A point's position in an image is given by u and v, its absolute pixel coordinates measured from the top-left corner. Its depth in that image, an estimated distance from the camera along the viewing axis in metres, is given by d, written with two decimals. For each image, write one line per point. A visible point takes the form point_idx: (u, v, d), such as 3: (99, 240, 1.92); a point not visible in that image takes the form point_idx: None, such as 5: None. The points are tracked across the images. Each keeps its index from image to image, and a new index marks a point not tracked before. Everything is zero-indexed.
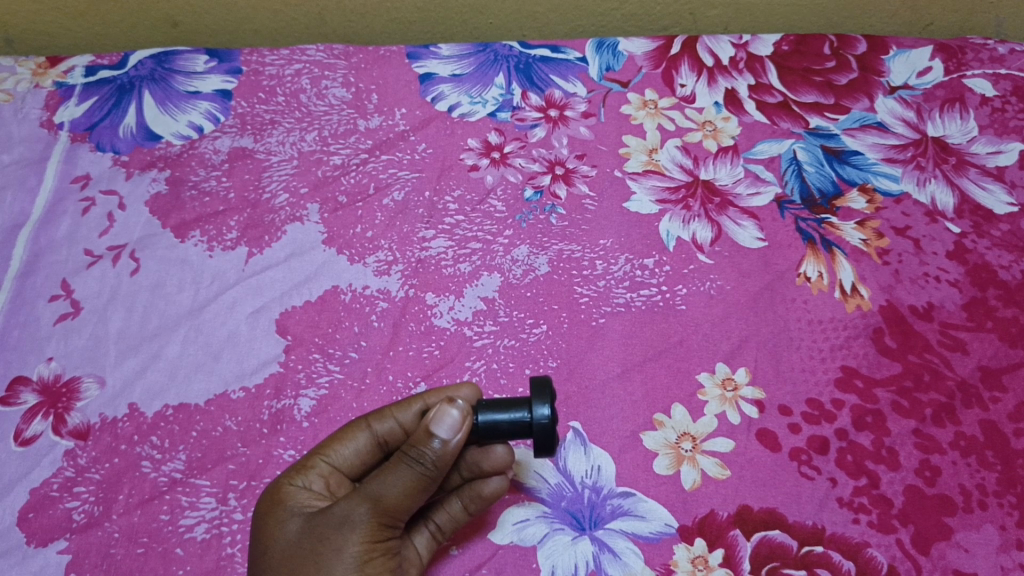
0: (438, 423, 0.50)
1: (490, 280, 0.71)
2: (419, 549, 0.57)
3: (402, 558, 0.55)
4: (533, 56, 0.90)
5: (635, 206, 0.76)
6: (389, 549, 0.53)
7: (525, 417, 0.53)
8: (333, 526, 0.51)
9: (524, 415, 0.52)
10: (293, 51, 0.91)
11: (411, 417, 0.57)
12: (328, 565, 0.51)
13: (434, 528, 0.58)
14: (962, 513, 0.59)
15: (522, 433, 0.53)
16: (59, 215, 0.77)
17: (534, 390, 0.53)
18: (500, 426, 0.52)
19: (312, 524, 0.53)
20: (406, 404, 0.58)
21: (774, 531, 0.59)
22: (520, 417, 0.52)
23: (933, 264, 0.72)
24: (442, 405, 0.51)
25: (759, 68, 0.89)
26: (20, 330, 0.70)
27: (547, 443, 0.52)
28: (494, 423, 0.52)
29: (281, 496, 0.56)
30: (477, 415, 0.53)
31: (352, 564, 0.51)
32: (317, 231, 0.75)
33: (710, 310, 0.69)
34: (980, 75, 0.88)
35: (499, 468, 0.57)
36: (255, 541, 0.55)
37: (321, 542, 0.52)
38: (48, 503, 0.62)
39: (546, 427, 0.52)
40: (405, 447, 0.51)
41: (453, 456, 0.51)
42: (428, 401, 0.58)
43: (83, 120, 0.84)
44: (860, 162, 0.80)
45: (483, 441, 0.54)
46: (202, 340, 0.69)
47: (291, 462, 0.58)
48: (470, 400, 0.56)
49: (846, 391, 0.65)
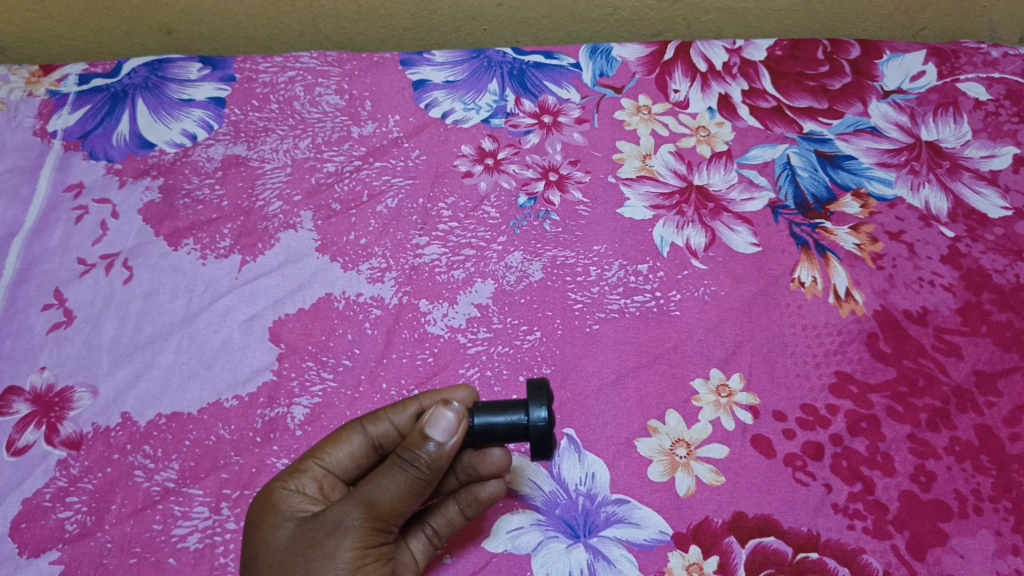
0: (433, 426, 0.50)
1: (484, 287, 0.71)
2: (415, 553, 0.57)
3: (397, 563, 0.55)
4: (526, 63, 0.91)
5: (629, 212, 0.76)
6: (383, 554, 0.53)
7: (522, 419, 0.52)
8: (325, 531, 0.51)
9: (521, 417, 0.52)
10: (287, 59, 0.91)
11: (406, 419, 0.57)
12: (321, 571, 0.51)
13: (430, 531, 0.57)
14: (958, 518, 0.59)
15: (519, 435, 0.52)
16: (52, 223, 0.77)
17: (533, 392, 0.52)
18: (496, 427, 0.52)
19: (304, 529, 0.53)
20: (401, 406, 0.57)
21: (769, 537, 0.59)
22: (517, 419, 0.52)
23: (927, 269, 0.72)
24: (438, 407, 0.51)
25: (753, 74, 0.89)
26: (13, 339, 0.70)
27: (543, 447, 0.52)
28: (491, 425, 0.52)
29: (274, 500, 0.56)
30: (474, 417, 0.52)
31: (345, 569, 0.51)
32: (311, 238, 0.75)
33: (705, 315, 0.69)
34: (974, 79, 0.88)
35: (497, 470, 0.57)
36: (247, 544, 0.55)
37: (314, 547, 0.52)
38: (40, 513, 0.61)
39: (543, 430, 0.51)
40: (399, 450, 0.50)
41: (449, 459, 0.50)
42: (424, 403, 0.57)
43: (77, 129, 0.84)
44: (854, 167, 0.80)
45: (480, 444, 0.54)
46: (195, 349, 0.69)
47: (283, 465, 0.58)
48: (467, 402, 0.56)
49: (841, 397, 0.64)
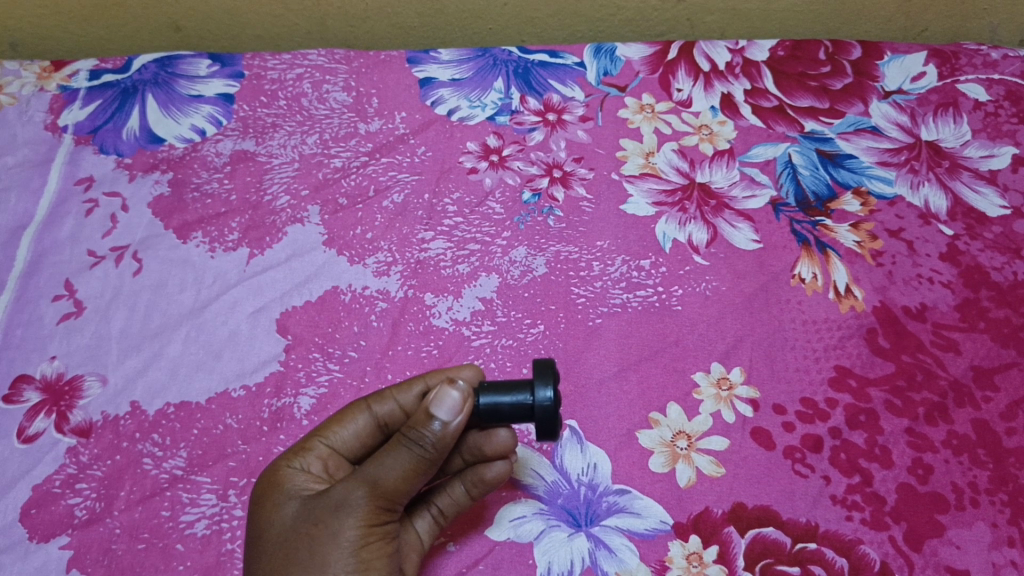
0: (439, 405, 0.51)
1: (489, 281, 0.72)
2: (419, 532, 0.58)
3: (400, 542, 0.56)
4: (532, 61, 0.92)
5: (632, 208, 0.77)
6: (386, 533, 0.54)
7: (528, 399, 0.53)
8: (330, 509, 0.53)
9: (526, 397, 0.53)
10: (295, 56, 0.92)
11: (411, 398, 0.58)
12: (324, 549, 0.52)
13: (435, 511, 0.59)
14: (955, 510, 0.60)
15: (524, 415, 0.53)
16: (63, 216, 0.78)
17: (539, 372, 0.53)
18: (502, 407, 0.53)
19: (308, 507, 0.54)
20: (407, 386, 0.58)
21: (768, 528, 0.59)
22: (522, 399, 0.53)
23: (926, 266, 0.73)
24: (443, 386, 0.51)
25: (755, 73, 0.90)
26: (24, 329, 0.71)
27: (548, 426, 0.52)
28: (497, 405, 0.53)
29: (279, 479, 0.57)
30: (480, 397, 0.53)
31: (349, 548, 0.52)
32: (318, 232, 0.76)
33: (706, 310, 0.70)
34: (973, 80, 0.89)
35: (503, 452, 0.58)
36: (252, 524, 0.56)
37: (317, 525, 0.53)
38: (50, 499, 0.62)
39: (548, 409, 0.52)
40: (405, 430, 0.51)
41: (452, 439, 0.51)
42: (428, 382, 0.58)
43: (87, 123, 0.85)
44: (855, 166, 0.81)
45: (484, 425, 0.55)
46: (203, 339, 0.70)
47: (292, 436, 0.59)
48: (473, 381, 0.57)
49: (840, 391, 0.65)
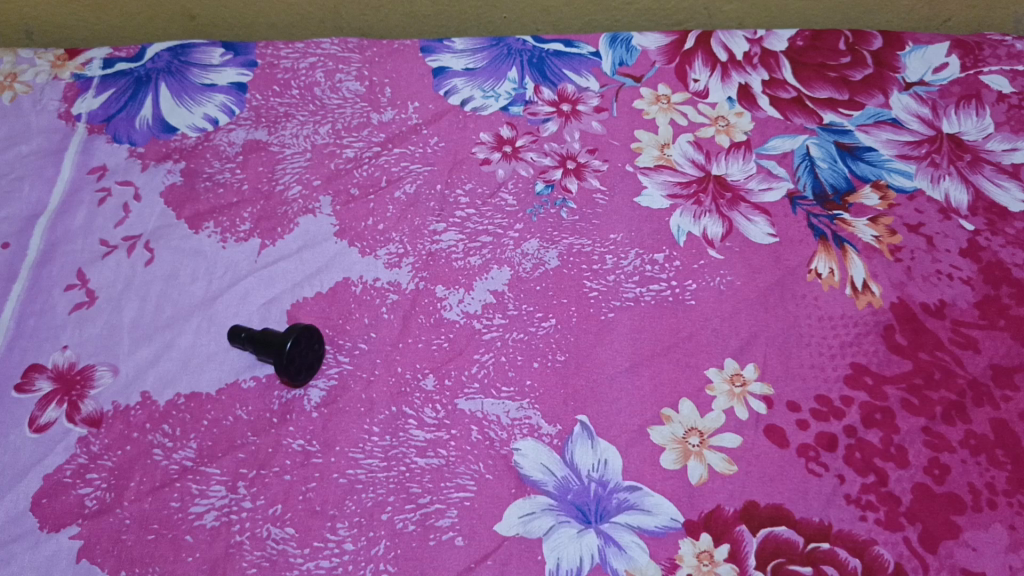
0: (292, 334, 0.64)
1: (500, 274, 0.72)
2: (391, 513, 0.60)
3: (371, 510, 0.60)
4: (546, 50, 0.90)
5: (646, 201, 0.76)
6: (356, 494, 0.61)
7: (305, 362, 0.65)
8: (250, 461, 0.63)
9: (303, 362, 0.65)
10: (308, 45, 0.91)
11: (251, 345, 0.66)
12: (321, 492, 0.61)
13: (397, 486, 0.61)
14: (971, 512, 0.59)
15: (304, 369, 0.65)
16: (76, 205, 0.78)
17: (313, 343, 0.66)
18: (302, 363, 0.65)
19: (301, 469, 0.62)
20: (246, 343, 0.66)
21: (780, 527, 0.59)
22: (303, 365, 0.65)
23: (946, 262, 0.71)
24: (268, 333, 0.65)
25: (774, 64, 0.88)
26: (36, 318, 0.72)
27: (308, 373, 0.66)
28: (304, 362, 0.65)
29: (261, 460, 0.63)
30: (300, 353, 0.65)
31: (338, 493, 0.61)
32: (330, 223, 0.76)
33: (720, 305, 0.69)
34: (998, 71, 0.87)
35: (297, 340, 0.64)
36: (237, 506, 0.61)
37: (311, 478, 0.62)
38: (61, 489, 0.63)
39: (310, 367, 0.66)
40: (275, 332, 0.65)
41: (298, 339, 0.64)
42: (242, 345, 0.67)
43: (101, 112, 0.85)
44: (874, 159, 0.79)
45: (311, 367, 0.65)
46: (215, 331, 0.70)
47: (229, 330, 0.68)
48: (262, 336, 0.65)
49: (855, 388, 0.64)
